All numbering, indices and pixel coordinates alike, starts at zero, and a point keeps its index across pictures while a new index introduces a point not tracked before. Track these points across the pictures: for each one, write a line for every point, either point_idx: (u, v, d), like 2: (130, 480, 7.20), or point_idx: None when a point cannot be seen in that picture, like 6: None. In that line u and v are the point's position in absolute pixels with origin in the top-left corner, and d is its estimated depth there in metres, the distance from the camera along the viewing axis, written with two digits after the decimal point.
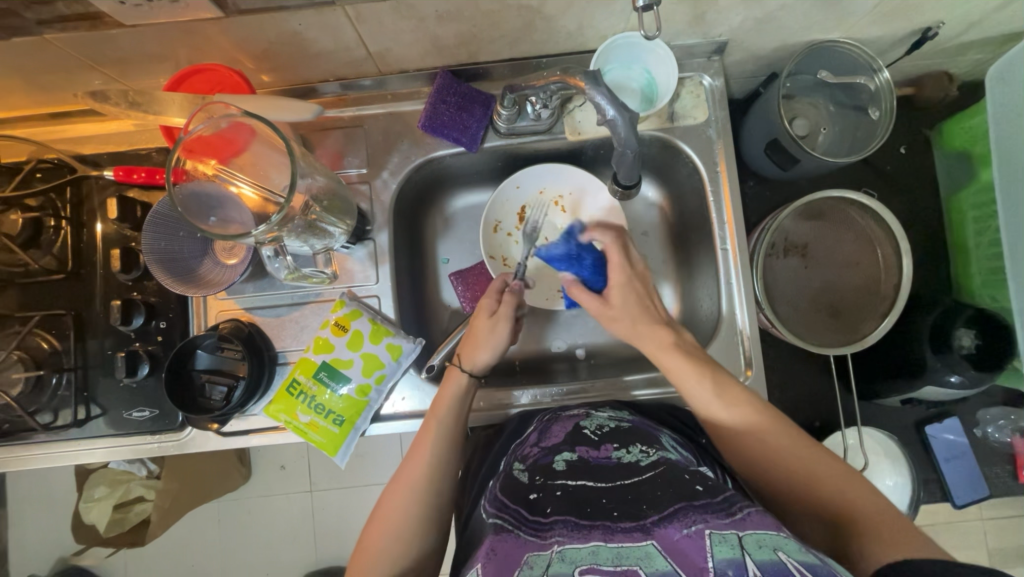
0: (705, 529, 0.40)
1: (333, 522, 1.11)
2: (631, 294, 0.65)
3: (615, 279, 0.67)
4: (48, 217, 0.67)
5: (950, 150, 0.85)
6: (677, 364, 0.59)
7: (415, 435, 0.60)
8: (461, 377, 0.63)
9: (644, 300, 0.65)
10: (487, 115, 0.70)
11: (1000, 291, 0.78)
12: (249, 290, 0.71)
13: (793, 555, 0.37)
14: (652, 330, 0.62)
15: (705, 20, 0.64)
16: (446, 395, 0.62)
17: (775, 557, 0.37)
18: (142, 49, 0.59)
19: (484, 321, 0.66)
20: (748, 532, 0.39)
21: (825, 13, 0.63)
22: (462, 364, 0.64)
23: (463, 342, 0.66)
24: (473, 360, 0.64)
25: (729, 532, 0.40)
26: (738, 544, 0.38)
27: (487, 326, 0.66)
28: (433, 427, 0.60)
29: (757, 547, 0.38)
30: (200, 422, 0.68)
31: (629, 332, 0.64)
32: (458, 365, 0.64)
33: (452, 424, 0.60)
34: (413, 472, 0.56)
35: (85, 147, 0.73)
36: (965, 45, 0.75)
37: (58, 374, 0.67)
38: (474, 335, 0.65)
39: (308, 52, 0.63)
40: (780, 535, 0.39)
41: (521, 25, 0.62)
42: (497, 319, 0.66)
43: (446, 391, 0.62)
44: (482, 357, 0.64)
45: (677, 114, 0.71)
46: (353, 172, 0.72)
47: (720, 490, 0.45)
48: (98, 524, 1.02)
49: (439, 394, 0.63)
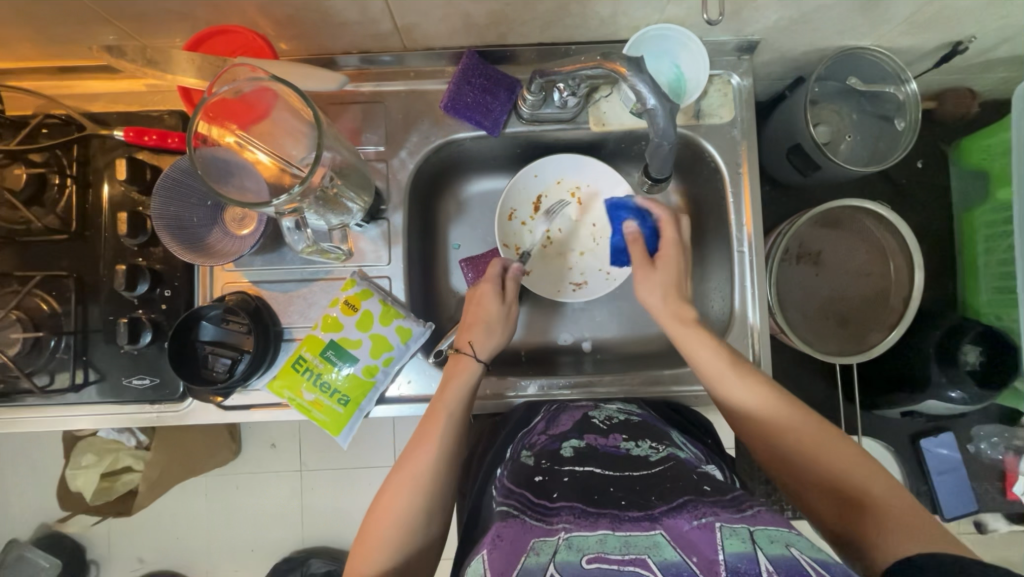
0: (716, 521, 0.40)
1: (324, 503, 1.10)
2: (675, 265, 0.67)
3: (668, 250, 0.68)
4: (53, 174, 0.65)
5: (966, 168, 0.85)
6: (688, 336, 0.60)
7: (421, 420, 0.58)
8: (474, 365, 0.63)
9: (681, 278, 0.66)
10: (512, 100, 0.69)
11: (1006, 312, 0.78)
12: (257, 263, 0.69)
13: (806, 551, 0.37)
14: (673, 305, 0.64)
15: (740, 17, 0.63)
16: (451, 385, 0.61)
17: (788, 551, 0.37)
18: (162, 5, 0.57)
19: (496, 306, 0.67)
20: (760, 527, 0.39)
21: (861, 17, 0.63)
22: (475, 353, 0.64)
23: (469, 328, 0.66)
24: (484, 347, 0.65)
25: (740, 526, 0.40)
26: (749, 538, 0.38)
27: (499, 310, 0.67)
28: (439, 415, 0.58)
29: (768, 542, 0.38)
30: (201, 393, 0.65)
31: (657, 305, 0.65)
32: (470, 354, 0.63)
33: (458, 416, 0.59)
34: (417, 462, 0.55)
35: (93, 105, 0.70)
36: (993, 62, 0.75)
37: (56, 336, 0.65)
38: (482, 320, 0.66)
39: (333, 21, 0.62)
40: (791, 532, 0.40)
41: (554, 8, 0.60)
42: (509, 306, 0.68)
43: (455, 381, 0.61)
44: (486, 343, 0.65)
45: (703, 111, 0.70)
46: (371, 150, 0.71)
47: (728, 489, 0.45)
48: (84, 491, 1.01)
49: (448, 381, 0.62)
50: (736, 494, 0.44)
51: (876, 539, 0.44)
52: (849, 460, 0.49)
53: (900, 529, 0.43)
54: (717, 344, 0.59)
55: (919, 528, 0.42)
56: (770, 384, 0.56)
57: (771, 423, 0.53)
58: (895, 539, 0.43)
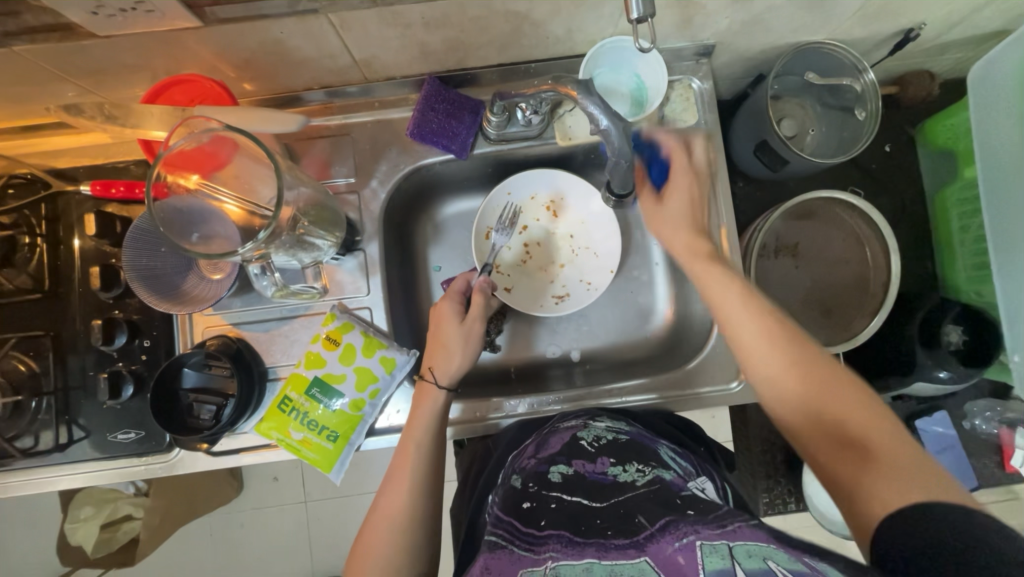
0: (696, 540, 0.40)
1: (330, 535, 1.09)
2: (688, 199, 0.60)
3: (678, 182, 0.61)
4: (22, 234, 0.65)
5: (932, 149, 0.86)
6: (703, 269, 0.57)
7: (393, 459, 0.59)
8: (437, 393, 0.62)
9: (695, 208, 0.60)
10: (477, 122, 0.69)
11: (986, 287, 0.79)
12: (236, 305, 0.69)
13: (783, 564, 0.36)
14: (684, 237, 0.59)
15: (693, 24, 0.64)
16: (418, 414, 0.61)
17: (765, 565, 0.37)
18: (118, 59, 0.57)
19: (455, 327, 0.65)
20: (739, 542, 0.39)
21: (811, 14, 0.64)
22: (435, 377, 0.63)
23: (432, 353, 0.65)
24: (447, 372, 0.63)
25: (720, 542, 0.39)
26: (728, 554, 0.38)
27: (458, 333, 0.65)
28: (409, 450, 0.59)
29: (747, 556, 0.38)
30: (188, 442, 0.65)
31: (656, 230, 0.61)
32: (431, 379, 0.63)
33: (427, 445, 0.59)
34: (393, 501, 0.55)
35: (60, 160, 0.69)
36: (946, 45, 0.76)
37: (37, 398, 0.64)
38: (445, 343, 0.64)
39: (292, 60, 0.62)
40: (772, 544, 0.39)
41: (509, 31, 0.61)
42: (469, 324, 0.65)
43: (422, 408, 0.62)
44: (451, 367, 0.63)
45: (667, 117, 0.71)
46: (341, 182, 0.71)
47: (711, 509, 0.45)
48: (84, 545, 0.99)
49: (416, 412, 0.62)
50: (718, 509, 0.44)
51: (868, 485, 0.40)
52: (833, 396, 0.46)
53: (894, 479, 0.39)
54: (740, 287, 0.54)
55: (925, 474, 0.39)
56: (779, 327, 0.51)
57: (757, 376, 0.51)
58: (885, 484, 0.40)
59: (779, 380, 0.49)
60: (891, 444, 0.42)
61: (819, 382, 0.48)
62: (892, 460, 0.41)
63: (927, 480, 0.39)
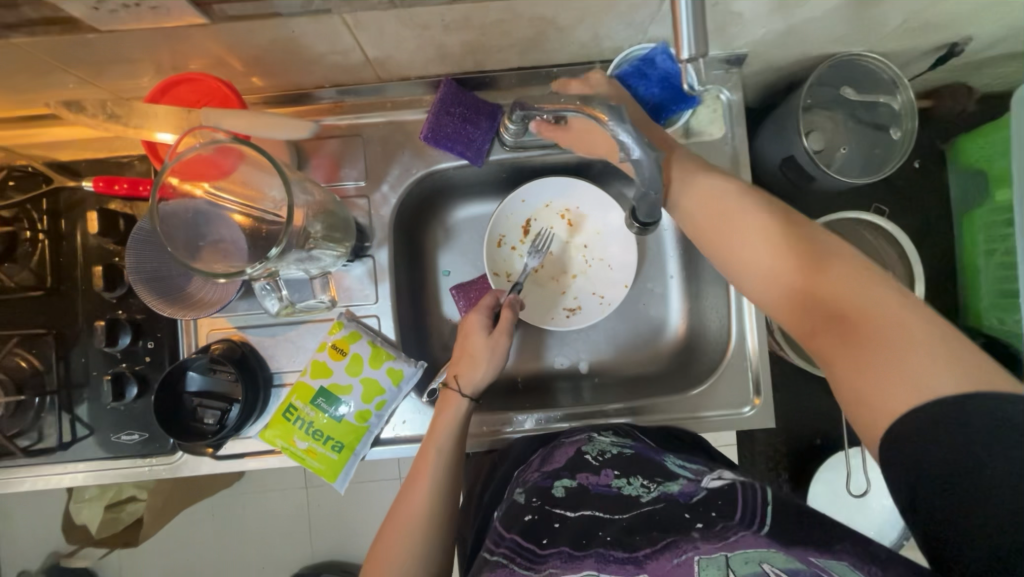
0: (694, 555, 0.41)
1: (333, 529, 1.10)
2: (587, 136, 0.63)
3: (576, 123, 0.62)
4: (24, 229, 0.63)
5: (963, 167, 0.83)
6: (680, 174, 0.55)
7: (411, 462, 0.58)
8: (461, 401, 0.61)
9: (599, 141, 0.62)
10: (494, 127, 0.66)
11: (1008, 315, 0.77)
12: (242, 308, 0.67)
13: (778, 565, 0.38)
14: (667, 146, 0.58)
15: (727, 33, 0.60)
16: (440, 421, 0.60)
17: (759, 568, 0.38)
18: (123, 53, 0.54)
19: (482, 339, 0.64)
20: (737, 551, 0.40)
21: (852, 27, 0.60)
22: (460, 387, 0.62)
23: (457, 361, 0.64)
24: (472, 381, 0.62)
25: (717, 554, 0.40)
26: (725, 565, 0.39)
27: (485, 345, 0.64)
28: (429, 455, 0.58)
29: (743, 563, 0.39)
30: (195, 448, 0.64)
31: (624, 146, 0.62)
32: (456, 389, 0.62)
33: (448, 451, 0.58)
34: (411, 505, 0.55)
35: (61, 153, 0.67)
36: (987, 60, 0.73)
37: (40, 396, 0.64)
38: (472, 353, 0.64)
39: (303, 59, 0.59)
40: (770, 549, 0.40)
41: (532, 35, 0.58)
42: (497, 337, 0.64)
43: (446, 416, 0.61)
44: (479, 376, 0.63)
45: (692, 129, 0.68)
46: (351, 185, 0.68)
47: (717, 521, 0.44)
48: (88, 523, 1.00)
49: (439, 418, 0.61)
50: (729, 516, 0.44)
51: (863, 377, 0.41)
52: (827, 280, 0.44)
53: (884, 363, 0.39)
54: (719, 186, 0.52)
55: (919, 346, 0.39)
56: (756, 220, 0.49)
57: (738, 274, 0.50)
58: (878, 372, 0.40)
59: (759, 272, 0.48)
60: (885, 320, 0.41)
61: (810, 268, 0.45)
62: (884, 336, 0.40)
63: (921, 355, 0.38)
